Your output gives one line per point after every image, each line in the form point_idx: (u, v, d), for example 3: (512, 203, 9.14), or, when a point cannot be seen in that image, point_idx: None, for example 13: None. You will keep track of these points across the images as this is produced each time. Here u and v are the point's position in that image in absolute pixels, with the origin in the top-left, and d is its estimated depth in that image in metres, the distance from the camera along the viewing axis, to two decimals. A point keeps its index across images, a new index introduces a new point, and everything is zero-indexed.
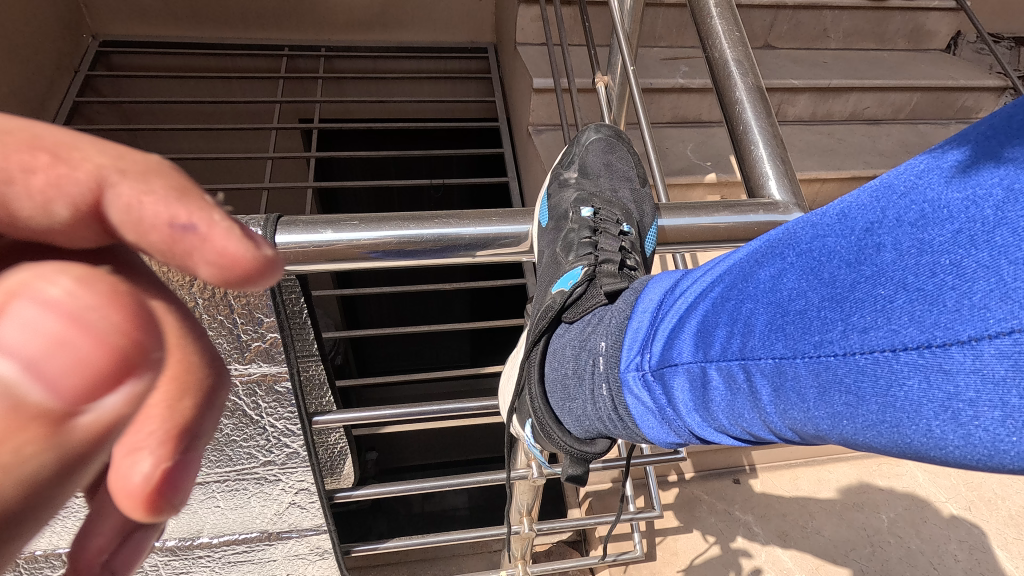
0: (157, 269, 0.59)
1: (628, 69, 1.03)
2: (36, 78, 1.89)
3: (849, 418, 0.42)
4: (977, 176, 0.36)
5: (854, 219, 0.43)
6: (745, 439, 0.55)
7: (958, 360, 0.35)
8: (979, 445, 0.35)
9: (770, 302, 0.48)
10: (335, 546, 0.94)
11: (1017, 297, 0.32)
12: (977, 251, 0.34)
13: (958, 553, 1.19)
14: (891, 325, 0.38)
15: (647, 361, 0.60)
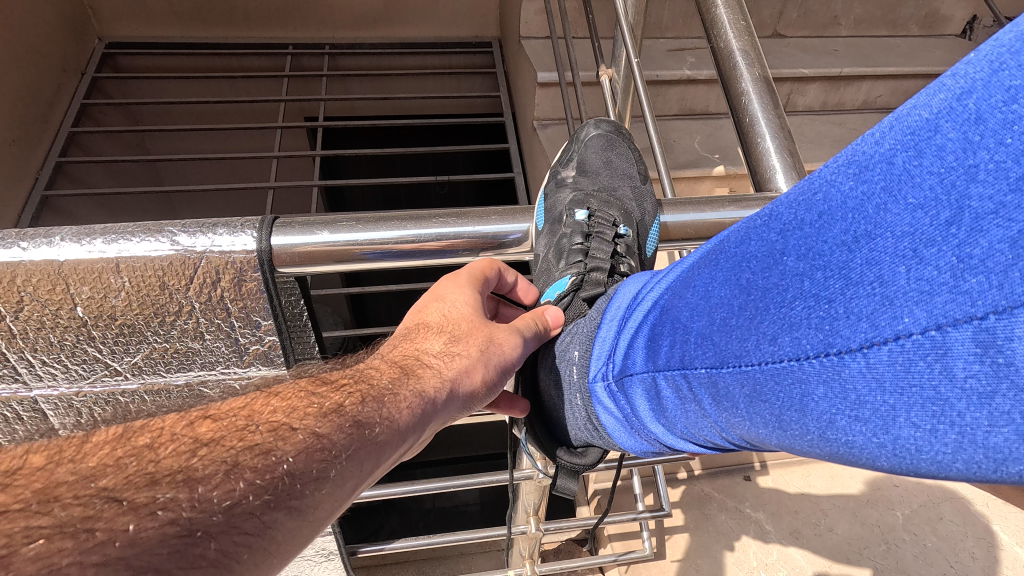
0: (154, 271, 0.58)
1: (632, 61, 1.01)
2: (44, 80, 1.91)
3: (778, 427, 0.42)
4: (866, 168, 0.34)
5: (768, 220, 0.41)
6: (709, 446, 0.54)
7: (855, 367, 0.35)
8: (890, 450, 0.34)
9: (700, 310, 0.47)
10: (341, 547, 0.94)
11: (896, 302, 0.32)
12: (859, 253, 0.34)
13: (976, 551, 1.15)
14: (795, 334, 0.38)
15: (610, 370, 0.59)
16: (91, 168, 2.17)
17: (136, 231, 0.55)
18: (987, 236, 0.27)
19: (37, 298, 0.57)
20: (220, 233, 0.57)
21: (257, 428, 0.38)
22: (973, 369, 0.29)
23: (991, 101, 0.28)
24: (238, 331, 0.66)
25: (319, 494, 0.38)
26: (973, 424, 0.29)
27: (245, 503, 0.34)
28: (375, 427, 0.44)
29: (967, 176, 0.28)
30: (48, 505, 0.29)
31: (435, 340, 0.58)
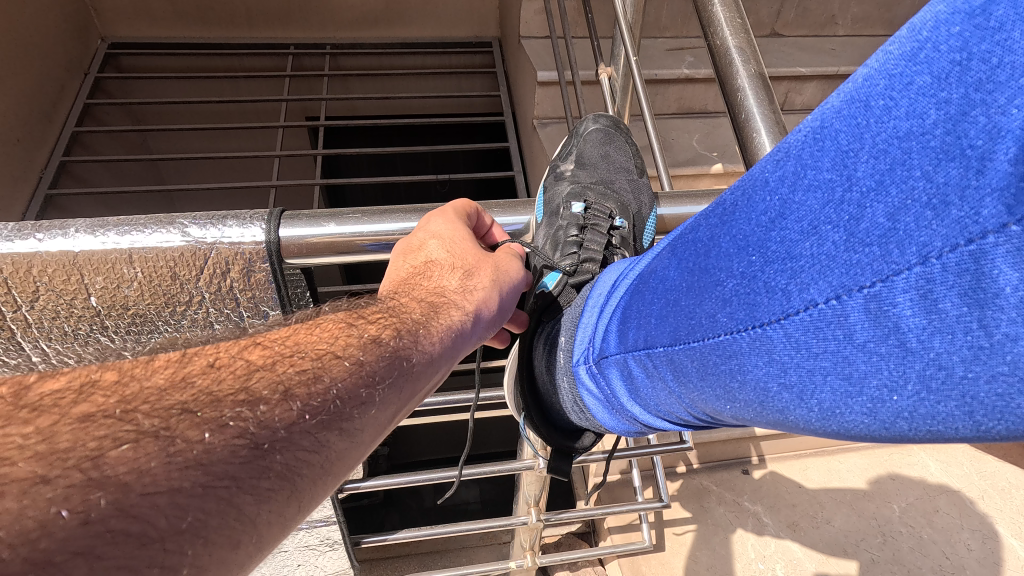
0: (167, 263, 0.59)
1: (631, 60, 1.03)
2: (47, 80, 1.92)
3: (724, 399, 0.43)
4: (785, 154, 0.36)
5: (715, 206, 0.43)
6: (682, 424, 0.54)
7: (775, 337, 0.36)
8: (820, 412, 0.35)
9: (657, 292, 0.49)
10: (345, 537, 0.95)
11: (806, 276, 0.33)
12: (778, 233, 0.36)
13: (971, 543, 1.14)
14: (728, 309, 0.40)
15: (591, 353, 0.60)
16: (94, 168, 2.19)
17: (147, 223, 0.57)
18: (872, 212, 0.29)
19: (52, 288, 0.58)
20: (229, 225, 0.58)
21: (314, 361, 0.40)
22: (869, 332, 0.31)
23: (876, 87, 0.30)
24: (246, 319, 0.68)
25: (363, 422, 0.41)
26: (878, 384, 0.31)
27: (302, 426, 0.36)
28: (411, 357, 0.47)
29: (856, 158, 0.30)
30: (134, 417, 0.31)
31: (449, 277, 0.57)
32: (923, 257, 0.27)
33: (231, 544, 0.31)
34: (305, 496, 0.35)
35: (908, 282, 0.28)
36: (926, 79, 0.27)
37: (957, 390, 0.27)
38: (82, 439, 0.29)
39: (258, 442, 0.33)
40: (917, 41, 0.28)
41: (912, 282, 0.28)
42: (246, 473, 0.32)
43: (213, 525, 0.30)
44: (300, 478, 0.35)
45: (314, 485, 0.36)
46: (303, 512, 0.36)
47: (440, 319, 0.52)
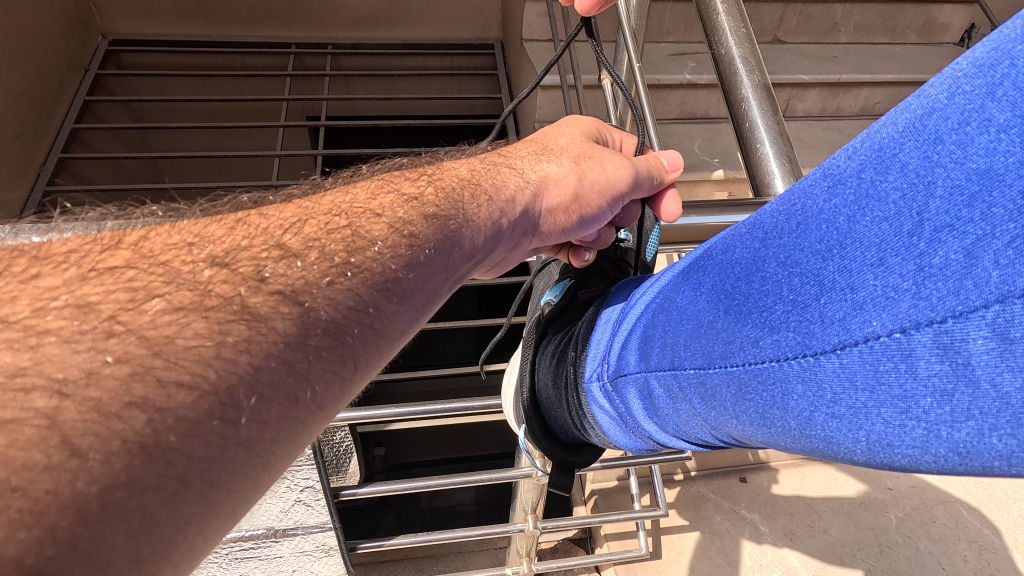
0: None
1: (635, 66, 1.03)
2: (48, 75, 1.91)
3: (759, 424, 0.41)
4: (841, 182, 0.33)
5: (755, 229, 0.41)
6: (702, 443, 0.52)
7: (829, 368, 0.34)
8: (871, 445, 0.33)
9: (687, 313, 0.47)
10: (341, 543, 0.95)
11: (866, 306, 0.31)
12: (833, 261, 0.33)
13: (968, 554, 1.16)
14: (775, 337, 0.37)
15: (605, 370, 0.59)
16: (94, 166, 2.18)
17: None
18: (945, 247, 0.27)
19: None
20: None
21: (355, 228, 0.40)
22: (935, 368, 0.28)
23: (949, 121, 0.27)
24: None
25: (407, 281, 0.42)
26: (938, 419, 0.29)
27: (345, 284, 0.37)
28: (453, 230, 0.48)
29: (928, 191, 0.28)
30: (178, 296, 0.31)
31: (533, 149, 0.64)
32: (1001, 295, 0.24)
33: (289, 401, 0.32)
34: (355, 354, 0.36)
35: (984, 320, 0.25)
36: (1010, 116, 0.24)
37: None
38: (132, 313, 0.29)
39: (300, 302, 0.34)
40: (993, 80, 0.26)
41: (990, 321, 0.25)
42: (294, 331, 0.33)
43: (269, 380, 0.31)
44: (344, 341, 0.36)
45: (364, 343, 0.37)
46: (354, 374, 0.37)
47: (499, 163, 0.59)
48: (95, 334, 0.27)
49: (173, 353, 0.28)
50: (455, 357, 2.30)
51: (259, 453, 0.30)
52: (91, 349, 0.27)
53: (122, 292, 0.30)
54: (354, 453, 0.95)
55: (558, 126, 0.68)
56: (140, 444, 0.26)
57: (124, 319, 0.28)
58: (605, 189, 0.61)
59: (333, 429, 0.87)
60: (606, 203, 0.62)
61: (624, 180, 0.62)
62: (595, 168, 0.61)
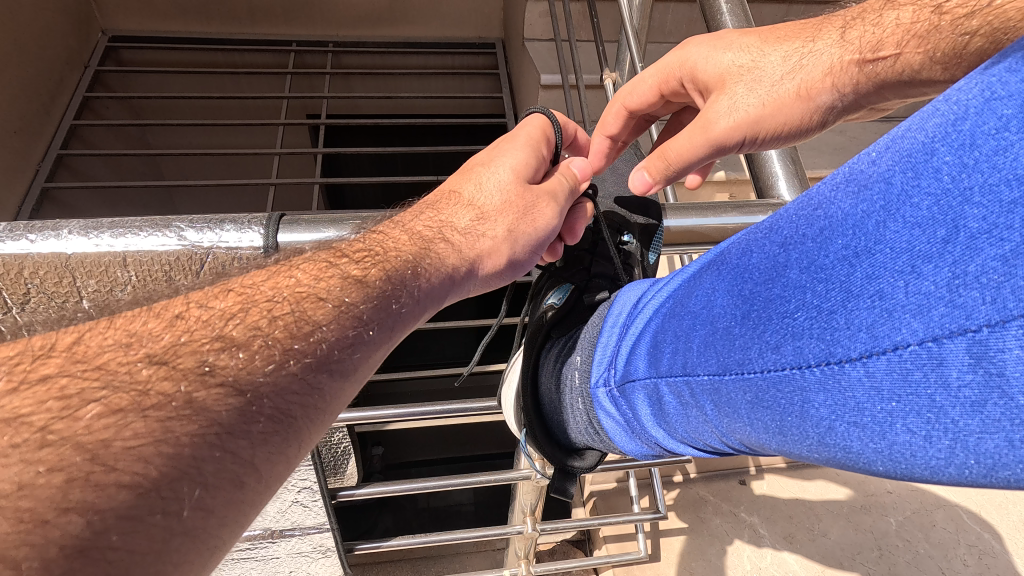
0: (162, 268, 0.58)
1: (637, 65, 1.02)
2: (47, 70, 1.90)
3: (774, 432, 0.40)
4: (866, 186, 0.33)
5: (772, 234, 0.40)
6: (709, 451, 0.51)
7: (853, 376, 0.33)
8: (894, 455, 0.32)
9: (700, 318, 0.46)
10: (338, 544, 0.94)
11: (895, 313, 0.30)
12: (860, 268, 0.32)
13: (968, 558, 1.15)
14: (796, 343, 0.36)
15: (613, 376, 0.58)
16: (93, 162, 2.16)
17: (143, 226, 0.56)
18: (981, 254, 0.26)
19: (43, 290, 0.57)
20: (227, 229, 0.57)
21: (299, 313, 0.39)
22: (966, 378, 0.28)
23: (986, 128, 0.27)
24: None
25: (353, 358, 0.41)
26: (965, 430, 0.28)
27: (290, 369, 0.36)
28: (398, 301, 0.47)
29: (963, 198, 0.27)
30: (115, 398, 0.29)
31: (467, 209, 0.59)
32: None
33: (233, 485, 0.32)
34: (301, 431, 0.37)
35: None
36: None
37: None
38: (65, 421, 0.27)
39: (242, 390, 0.33)
40: None
41: None
42: (235, 419, 0.32)
43: (213, 470, 0.31)
44: (289, 422, 0.36)
45: (309, 421, 0.38)
46: (298, 450, 0.37)
47: (438, 243, 0.54)
48: (24, 446, 0.26)
49: (111, 455, 0.27)
50: (454, 358, 2.29)
51: (206, 539, 0.30)
52: (22, 461, 0.26)
53: (55, 398, 0.28)
54: (352, 454, 0.94)
55: (480, 170, 0.63)
56: (79, 549, 0.25)
57: (57, 428, 0.27)
58: (538, 230, 0.61)
59: (331, 430, 0.86)
60: (543, 243, 0.62)
61: (555, 218, 0.62)
62: (528, 210, 0.60)
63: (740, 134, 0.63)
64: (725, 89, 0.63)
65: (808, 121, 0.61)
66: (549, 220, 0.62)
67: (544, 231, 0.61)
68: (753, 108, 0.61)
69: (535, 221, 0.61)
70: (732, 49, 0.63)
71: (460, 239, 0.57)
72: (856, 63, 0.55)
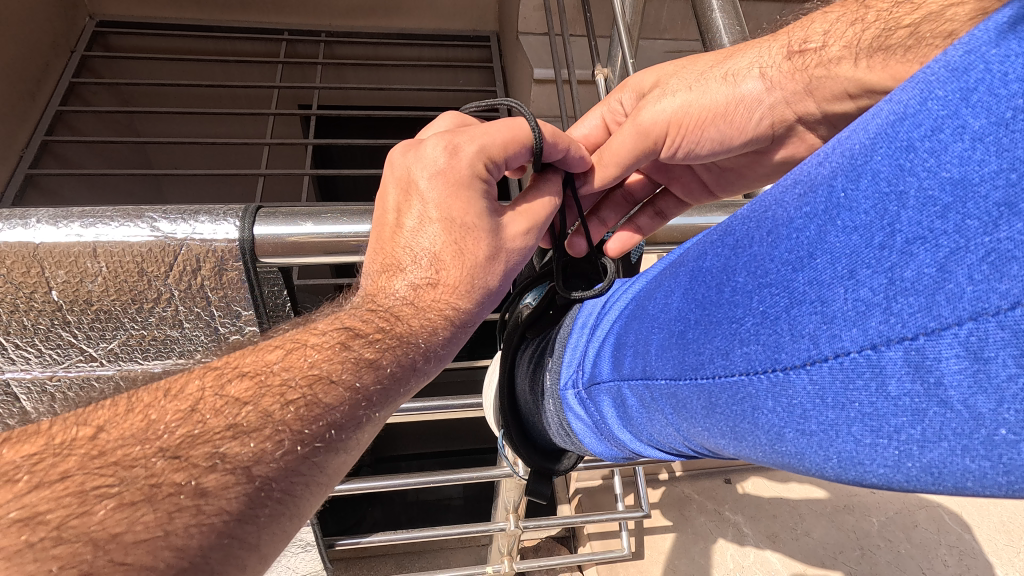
0: (134, 257, 0.56)
1: (628, 61, 1.01)
2: (32, 56, 1.86)
3: (730, 438, 0.39)
4: (811, 189, 0.32)
5: (726, 237, 0.39)
6: (674, 453, 0.51)
7: (798, 383, 0.32)
8: (839, 462, 0.32)
9: (659, 321, 0.45)
10: (318, 539, 0.94)
11: (835, 321, 0.29)
12: (804, 273, 0.31)
13: (948, 559, 1.15)
14: (744, 349, 0.35)
15: (580, 377, 0.57)
16: (80, 149, 2.13)
17: (114, 215, 0.55)
18: (916, 259, 0.25)
19: (10, 280, 0.56)
20: (202, 221, 0.56)
21: (288, 376, 0.40)
22: (906, 388, 0.27)
23: (920, 128, 0.26)
24: (218, 320, 0.64)
25: (355, 437, 0.43)
26: (908, 440, 0.27)
27: (293, 450, 0.37)
28: (409, 376, 0.47)
29: (899, 201, 0.26)
30: (130, 492, 0.31)
31: (438, 225, 0.51)
32: (976, 313, 0.23)
33: (238, 569, 0.33)
34: (300, 509, 0.38)
35: (957, 338, 0.24)
36: (985, 123, 0.23)
37: (998, 452, 0.24)
38: (81, 517, 0.29)
39: (252, 478, 0.35)
40: (967, 86, 0.25)
41: (963, 339, 0.24)
42: (244, 506, 0.34)
43: (219, 558, 0.32)
44: (291, 501, 0.37)
45: (309, 492, 0.39)
46: (300, 524, 0.38)
47: (408, 289, 0.50)
48: (39, 545, 0.28)
49: (121, 550, 0.29)
50: None
51: None
52: (36, 559, 0.27)
53: (71, 494, 0.30)
54: None
55: (431, 155, 0.52)
56: None
57: (72, 524, 0.29)
58: (511, 251, 0.54)
59: None
60: (520, 258, 0.56)
61: (524, 233, 0.55)
62: (492, 241, 0.53)
63: (676, 120, 0.59)
64: (662, 86, 0.61)
65: (737, 115, 0.59)
66: (520, 238, 0.55)
67: (516, 248, 0.55)
68: (693, 94, 0.59)
69: (505, 248, 0.54)
70: (673, 63, 0.63)
71: (435, 295, 0.51)
72: (786, 54, 0.58)
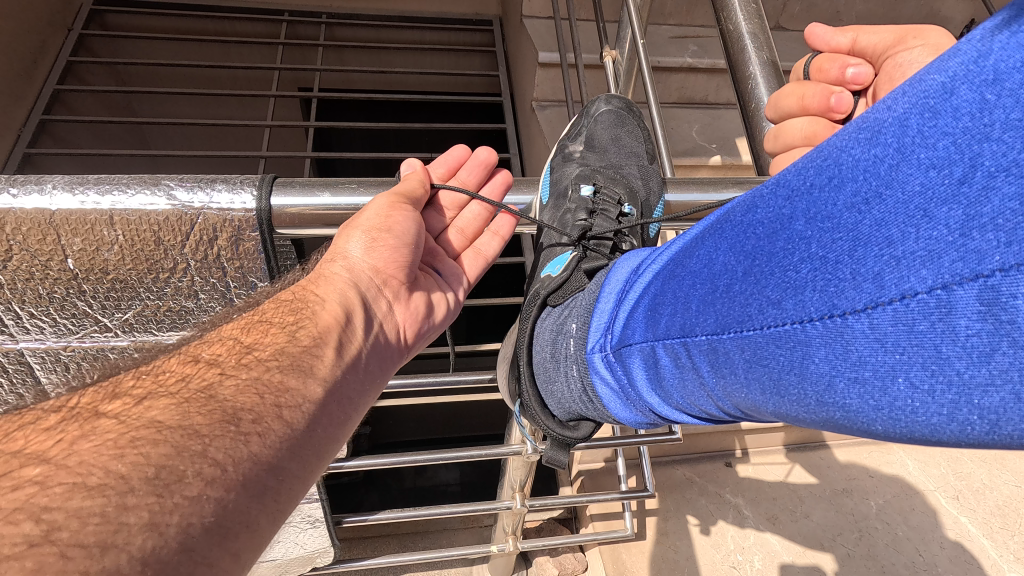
0: (152, 229, 0.56)
1: (639, 42, 0.99)
2: (29, 33, 1.83)
3: (770, 394, 0.40)
4: (881, 132, 0.32)
5: (775, 188, 0.39)
6: (704, 417, 0.51)
7: (857, 329, 0.32)
8: (894, 412, 0.32)
9: (700, 277, 0.45)
10: (326, 514, 0.94)
11: (904, 261, 0.30)
12: (870, 215, 0.31)
13: (944, 541, 1.18)
14: (798, 298, 0.36)
15: (609, 341, 0.58)
16: (76, 130, 2.10)
17: (131, 183, 0.54)
18: (998, 193, 0.26)
19: (26, 247, 0.55)
20: (219, 189, 0.55)
21: (218, 354, 0.44)
22: (976, 328, 0.27)
23: (1010, 62, 0.26)
24: (233, 291, 0.65)
25: (299, 405, 0.43)
26: (971, 383, 0.28)
27: (226, 383, 0.40)
28: (325, 367, 0.48)
29: (985, 136, 0.27)
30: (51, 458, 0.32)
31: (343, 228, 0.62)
32: None
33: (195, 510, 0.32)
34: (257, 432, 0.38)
35: None
36: None
37: None
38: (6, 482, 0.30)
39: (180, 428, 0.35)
40: None
41: None
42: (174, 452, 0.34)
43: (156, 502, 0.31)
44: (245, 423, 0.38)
45: (265, 421, 0.39)
46: (269, 457, 0.38)
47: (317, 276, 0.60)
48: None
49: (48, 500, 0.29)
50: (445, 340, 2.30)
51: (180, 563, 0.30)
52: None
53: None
54: None
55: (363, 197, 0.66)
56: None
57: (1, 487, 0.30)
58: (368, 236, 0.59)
59: None
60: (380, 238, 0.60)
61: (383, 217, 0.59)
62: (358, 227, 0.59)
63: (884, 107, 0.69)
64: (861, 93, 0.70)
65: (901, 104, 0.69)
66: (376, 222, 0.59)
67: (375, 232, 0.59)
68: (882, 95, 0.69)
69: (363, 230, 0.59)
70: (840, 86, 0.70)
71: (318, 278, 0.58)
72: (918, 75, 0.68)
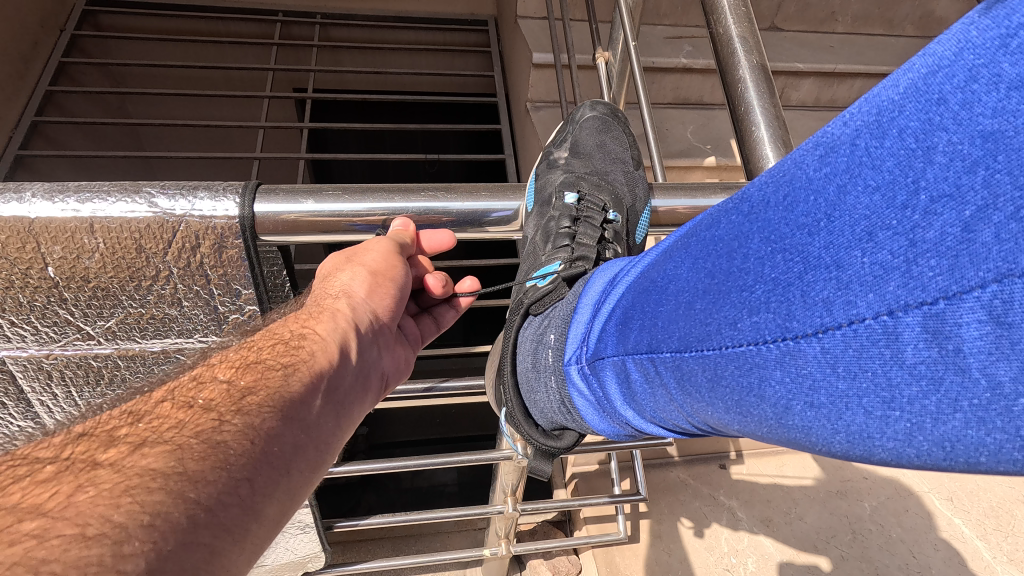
0: (133, 236, 0.56)
1: (629, 44, 0.99)
2: (20, 34, 1.82)
3: (733, 412, 0.40)
4: (832, 150, 0.31)
5: (736, 203, 0.38)
6: (677, 430, 0.51)
7: (810, 352, 0.32)
8: (849, 436, 0.32)
9: (664, 293, 0.45)
10: (317, 520, 0.94)
11: (851, 286, 0.29)
12: (819, 237, 0.31)
13: (938, 543, 1.18)
14: (755, 319, 0.35)
15: (584, 353, 0.58)
16: (69, 131, 2.09)
17: (112, 191, 0.54)
18: (940, 219, 0.25)
19: (6, 257, 0.55)
20: (201, 197, 0.55)
21: (208, 395, 0.43)
22: (923, 355, 0.27)
23: (954, 79, 0.25)
24: (217, 298, 0.64)
25: (284, 448, 0.42)
26: (922, 411, 0.28)
27: (223, 429, 0.39)
28: (311, 406, 0.47)
29: (926, 157, 0.26)
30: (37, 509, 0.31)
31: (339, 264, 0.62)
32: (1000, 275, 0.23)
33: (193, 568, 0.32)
34: (245, 477, 0.37)
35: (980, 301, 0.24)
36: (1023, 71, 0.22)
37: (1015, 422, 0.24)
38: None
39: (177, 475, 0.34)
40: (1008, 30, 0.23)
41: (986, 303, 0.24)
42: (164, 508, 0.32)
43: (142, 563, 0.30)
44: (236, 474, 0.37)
45: (252, 464, 0.38)
46: (250, 505, 0.37)
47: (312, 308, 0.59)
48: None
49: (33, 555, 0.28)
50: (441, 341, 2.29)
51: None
52: None
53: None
54: None
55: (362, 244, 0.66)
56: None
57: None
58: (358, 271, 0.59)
59: None
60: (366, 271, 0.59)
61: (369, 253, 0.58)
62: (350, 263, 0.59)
63: None
64: None
65: None
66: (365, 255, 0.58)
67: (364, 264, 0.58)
68: None
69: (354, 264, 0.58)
70: None
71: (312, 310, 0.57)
72: None
